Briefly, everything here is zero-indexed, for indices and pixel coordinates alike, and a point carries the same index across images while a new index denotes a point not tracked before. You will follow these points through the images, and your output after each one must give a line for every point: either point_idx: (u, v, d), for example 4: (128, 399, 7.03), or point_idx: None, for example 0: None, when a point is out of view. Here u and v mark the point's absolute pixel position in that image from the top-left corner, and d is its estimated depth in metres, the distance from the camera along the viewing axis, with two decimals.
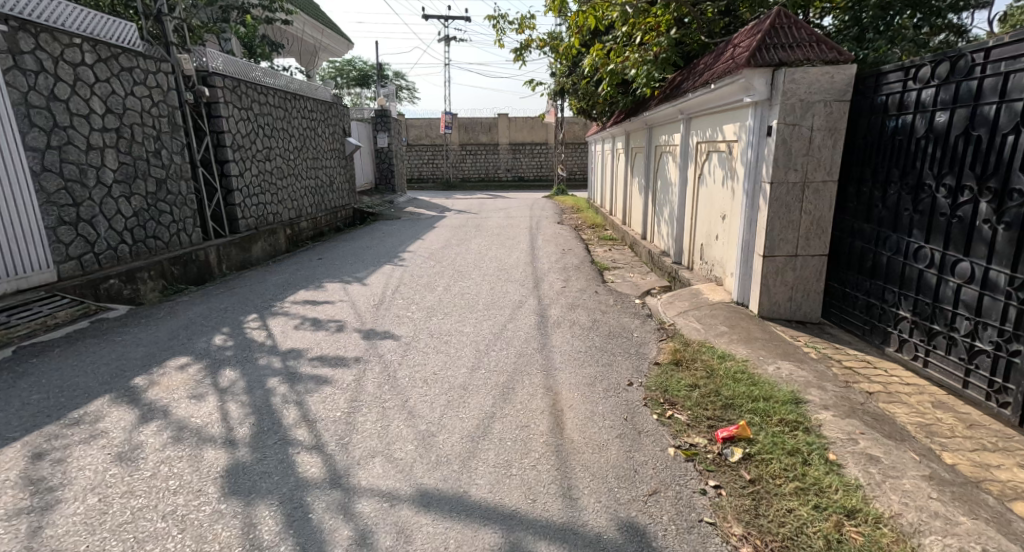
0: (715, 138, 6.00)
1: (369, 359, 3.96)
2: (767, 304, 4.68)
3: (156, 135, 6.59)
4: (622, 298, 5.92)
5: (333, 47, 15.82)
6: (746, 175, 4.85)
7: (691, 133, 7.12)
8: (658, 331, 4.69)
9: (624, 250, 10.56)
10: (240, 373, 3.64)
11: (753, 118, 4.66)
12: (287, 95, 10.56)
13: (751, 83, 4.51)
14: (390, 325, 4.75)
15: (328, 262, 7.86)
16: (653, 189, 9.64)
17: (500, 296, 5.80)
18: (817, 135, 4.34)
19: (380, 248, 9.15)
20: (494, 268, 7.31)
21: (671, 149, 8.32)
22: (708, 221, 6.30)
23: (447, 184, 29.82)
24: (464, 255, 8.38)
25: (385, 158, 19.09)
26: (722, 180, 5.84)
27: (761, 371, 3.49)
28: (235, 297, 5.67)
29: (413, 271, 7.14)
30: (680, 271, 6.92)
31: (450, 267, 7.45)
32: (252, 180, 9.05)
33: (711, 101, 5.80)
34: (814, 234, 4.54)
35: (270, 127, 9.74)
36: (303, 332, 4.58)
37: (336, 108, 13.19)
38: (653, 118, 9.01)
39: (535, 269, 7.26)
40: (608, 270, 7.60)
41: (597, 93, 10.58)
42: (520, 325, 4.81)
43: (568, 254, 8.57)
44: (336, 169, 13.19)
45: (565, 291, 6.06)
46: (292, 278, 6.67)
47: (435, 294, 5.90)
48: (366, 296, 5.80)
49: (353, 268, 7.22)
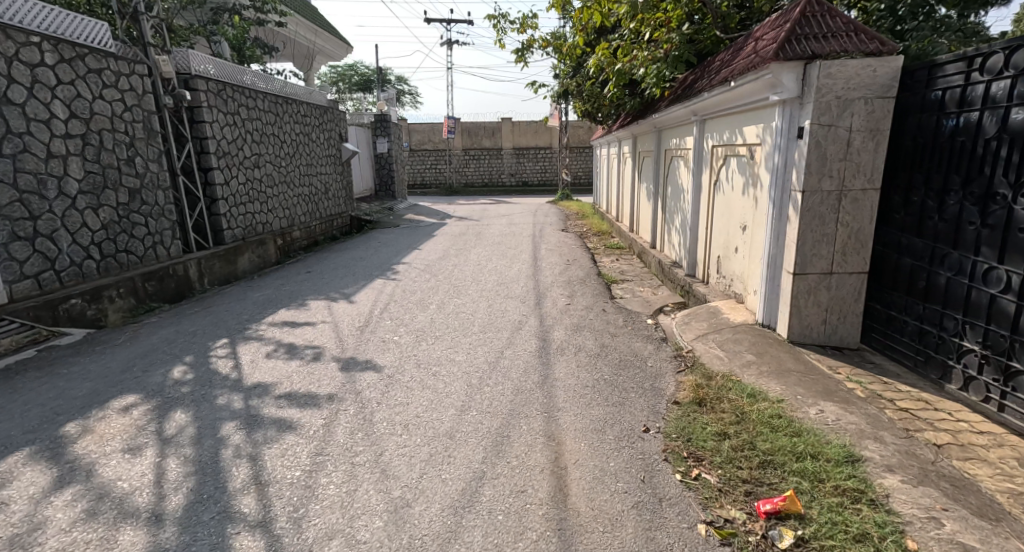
0: (734, 141, 5.47)
1: (345, 397, 3.47)
2: (797, 328, 4.15)
3: (130, 142, 6.12)
4: (633, 317, 5.38)
5: (330, 50, 15.37)
6: (772, 182, 4.33)
7: (706, 136, 6.61)
8: (676, 359, 4.15)
9: (632, 260, 10.05)
10: (192, 415, 3.14)
11: (781, 118, 4.14)
12: (278, 99, 10.11)
13: (779, 79, 3.99)
14: (374, 353, 4.26)
15: (319, 275, 7.41)
16: (662, 195, 9.14)
17: (498, 315, 5.31)
18: (855, 137, 3.81)
19: (375, 259, 8.69)
20: (493, 282, 6.80)
21: (683, 152, 7.81)
22: (726, 232, 5.78)
23: (450, 189, 29.37)
24: (462, 268, 7.88)
25: (384, 163, 18.64)
26: (742, 187, 5.31)
27: (801, 416, 2.95)
28: (208, 318, 5.18)
29: (407, 286, 6.65)
30: (694, 285, 6.40)
31: (446, 281, 6.95)
32: (240, 188, 8.60)
33: (731, 100, 5.28)
34: (852, 249, 4.01)
35: (259, 133, 9.29)
36: (276, 361, 4.09)
37: (332, 113, 12.76)
38: (662, 120, 8.50)
39: (537, 284, 6.74)
40: (616, 284, 7.08)
41: (603, 95, 10.09)
42: (519, 351, 4.31)
43: (573, 266, 8.04)
44: (331, 175, 12.74)
45: (570, 310, 5.54)
46: (275, 295, 6.18)
47: (428, 313, 5.41)
48: (351, 316, 5.31)
49: (342, 283, 6.74)
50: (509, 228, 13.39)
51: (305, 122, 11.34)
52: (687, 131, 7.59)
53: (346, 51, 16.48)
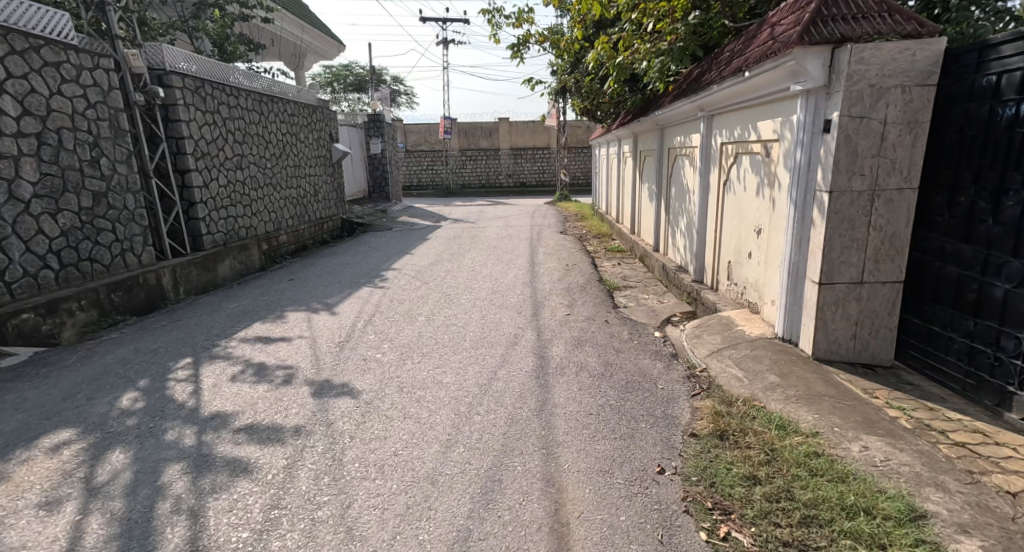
0: (748, 138, 5.05)
1: (314, 430, 3.03)
2: (823, 343, 3.73)
3: (94, 142, 5.71)
4: (638, 329, 4.96)
5: (321, 49, 14.94)
6: (795, 181, 3.90)
7: (714, 133, 6.21)
8: (689, 380, 3.71)
9: (634, 264, 9.63)
10: (133, 455, 2.71)
11: (805, 110, 3.72)
12: (263, 98, 9.68)
13: (803, 66, 3.57)
14: (352, 375, 3.82)
15: (303, 283, 6.97)
16: (666, 196, 8.73)
17: (492, 329, 4.87)
18: (890, 130, 3.39)
19: (363, 265, 8.23)
20: (488, 291, 6.37)
21: (688, 151, 7.41)
22: (740, 235, 5.36)
23: (447, 191, 28.94)
24: (455, 274, 7.45)
25: (379, 165, 18.19)
26: (758, 188, 4.89)
27: (842, 457, 2.50)
28: (174, 333, 4.73)
29: (395, 295, 6.21)
30: (703, 292, 5.98)
31: (437, 289, 6.51)
32: (221, 191, 8.18)
33: (744, 93, 4.87)
34: (885, 255, 3.58)
35: (243, 133, 8.87)
36: (240, 384, 3.66)
37: (321, 112, 12.33)
38: (666, 118, 8.09)
39: (534, 292, 6.31)
40: (619, 291, 6.66)
41: (603, 92, 9.71)
42: (514, 372, 3.87)
43: (573, 271, 7.61)
44: (321, 177, 12.30)
45: (570, 322, 5.10)
46: (253, 306, 5.75)
47: (415, 326, 4.97)
48: (331, 330, 4.87)
49: (326, 291, 6.31)
50: (505, 230, 12.95)
51: (293, 122, 10.90)
52: (692, 128, 7.19)
53: (337, 49, 16.03)
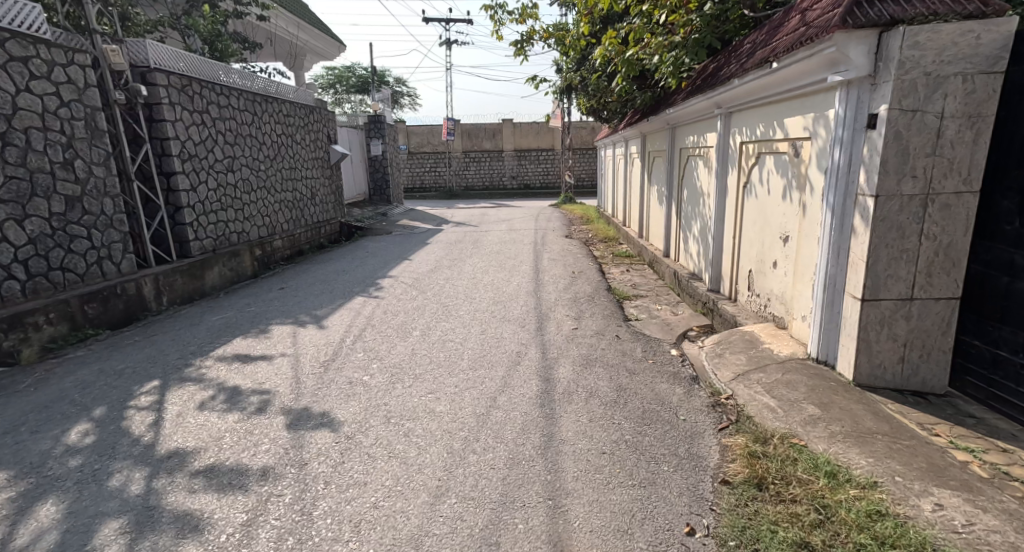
0: (774, 136, 4.63)
1: (284, 473, 2.61)
2: (866, 367, 3.30)
3: (68, 142, 5.32)
4: (652, 346, 4.52)
5: (319, 48, 14.59)
6: (832, 184, 3.47)
7: (732, 131, 5.79)
8: (714, 410, 3.29)
9: (643, 270, 9.20)
10: (67, 509, 2.31)
11: (845, 104, 3.30)
12: (256, 97, 9.31)
13: (844, 53, 3.14)
14: (334, 403, 3.41)
15: (294, 292, 6.57)
16: (677, 199, 8.31)
17: (492, 346, 4.45)
18: (948, 125, 3.00)
19: (359, 272, 7.84)
20: (488, 301, 5.95)
21: (702, 151, 6.99)
22: (763, 242, 4.94)
23: (450, 193, 28.56)
24: (455, 282, 7.03)
25: (379, 167, 17.83)
26: (785, 191, 4.47)
27: (912, 519, 2.13)
28: (145, 350, 4.33)
29: (389, 307, 5.81)
30: (721, 304, 5.56)
31: (435, 300, 6.09)
32: (210, 194, 7.80)
33: (770, 86, 4.45)
34: (939, 268, 3.17)
35: (235, 134, 8.50)
36: (208, 410, 3.24)
37: (318, 113, 11.98)
38: (678, 116, 7.68)
39: (539, 303, 5.89)
40: (629, 301, 6.23)
41: (610, 89, 9.31)
42: (516, 399, 3.45)
43: (579, 279, 7.18)
44: (319, 180, 11.93)
45: (577, 339, 4.68)
46: (236, 318, 5.35)
47: (408, 343, 4.56)
48: (317, 348, 4.47)
49: (316, 302, 5.91)
50: (508, 234, 12.53)
51: (289, 123, 10.54)
52: (707, 127, 6.77)
53: (337, 49, 15.68)
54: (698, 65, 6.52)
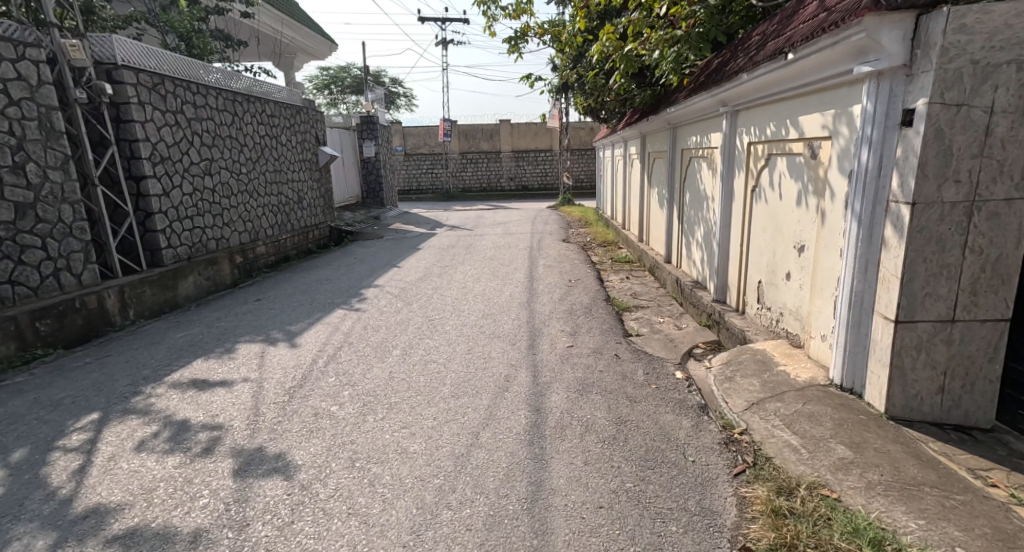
0: (787, 136, 4.24)
1: (217, 539, 2.20)
2: (900, 398, 2.90)
3: (18, 145, 4.91)
4: (654, 366, 4.12)
5: (309, 47, 14.19)
6: (857, 190, 3.08)
7: (739, 131, 5.40)
8: (727, 448, 2.87)
9: (643, 277, 8.81)
10: None
11: (873, 99, 2.90)
12: (237, 97, 8.90)
13: (875, 40, 2.75)
14: (292, 442, 3.00)
15: (270, 304, 6.17)
16: (679, 202, 7.92)
17: (478, 369, 4.05)
18: (996, 122, 2.62)
19: (344, 281, 7.43)
20: (477, 314, 5.54)
21: (706, 152, 6.60)
22: (775, 251, 4.54)
23: (446, 194, 28.14)
24: (444, 292, 6.62)
25: (372, 169, 17.43)
26: (799, 196, 4.08)
27: None
28: (94, 374, 3.92)
29: (370, 321, 5.40)
30: (728, 318, 5.17)
31: (420, 313, 5.68)
32: (185, 199, 7.39)
33: (784, 80, 4.05)
34: (986, 286, 2.78)
35: (213, 136, 8.10)
36: (146, 451, 2.83)
37: (306, 113, 11.58)
38: (679, 115, 7.29)
39: (532, 316, 5.48)
40: (628, 313, 5.83)
41: (609, 87, 8.92)
42: (501, 436, 3.04)
43: (576, 289, 6.77)
44: (306, 182, 11.52)
45: (572, 359, 4.27)
46: (203, 335, 4.94)
47: (386, 365, 4.15)
48: (284, 371, 4.06)
49: (293, 317, 5.51)
50: (503, 238, 12.14)
51: (273, 123, 10.14)
52: (711, 126, 6.39)
53: (328, 47, 15.29)
54: (702, 60, 6.14)
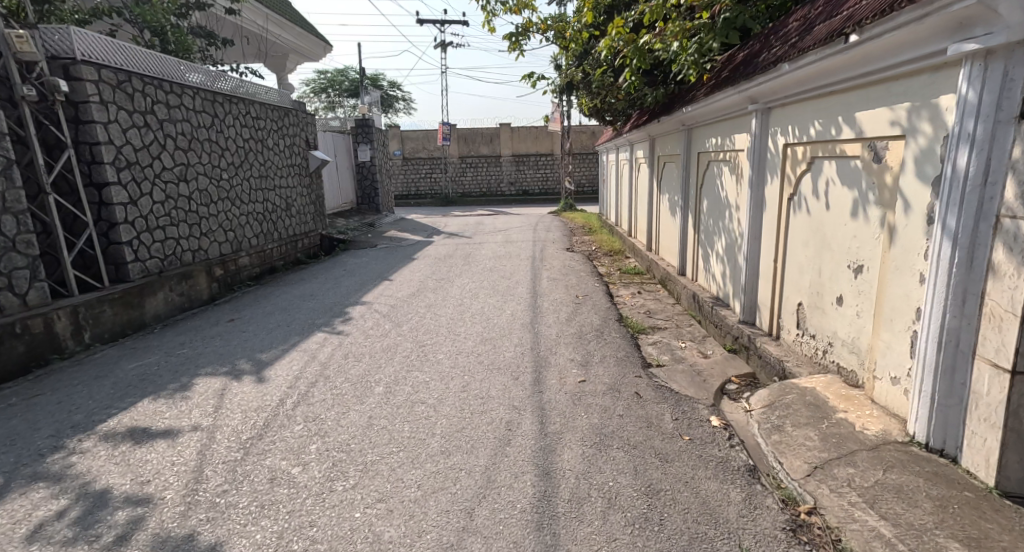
0: (839, 135, 3.62)
1: None
2: (1017, 469, 2.26)
3: None
4: (683, 409, 3.49)
5: (300, 48, 13.61)
6: (951, 200, 2.44)
7: (771, 131, 4.79)
8: (795, 538, 2.27)
9: (655, 290, 8.18)
10: None
11: (980, 85, 2.28)
12: (218, 97, 8.30)
13: (990, 8, 2.13)
14: (236, 524, 2.35)
15: (245, 325, 5.53)
16: (694, 210, 7.32)
17: (473, 415, 3.41)
18: None
19: (330, 297, 6.81)
20: (474, 340, 4.89)
21: (729, 156, 5.99)
22: (821, 270, 3.92)
23: (446, 200, 27.53)
24: (437, 312, 5.98)
25: (368, 174, 16.82)
26: (856, 205, 3.45)
27: None
28: (14, 420, 3.29)
29: (353, 348, 4.76)
30: (761, 344, 4.53)
31: (410, 337, 5.04)
32: (157, 207, 6.78)
33: (839, 69, 3.43)
34: None
35: (189, 138, 7.50)
36: (38, 544, 2.19)
37: (294, 115, 11.01)
38: (696, 115, 6.68)
39: (536, 343, 4.83)
40: (644, 336, 5.20)
41: (617, 86, 8.33)
42: (502, 517, 2.40)
43: (585, 307, 6.11)
44: (295, 189, 10.93)
45: (584, 401, 3.62)
46: (160, 364, 4.31)
47: (364, 408, 3.51)
48: (244, 413, 3.41)
49: (267, 342, 4.88)
50: (503, 247, 11.50)
51: (258, 126, 9.54)
52: (734, 127, 5.78)
53: (321, 48, 14.72)
54: (730, 53, 5.54)
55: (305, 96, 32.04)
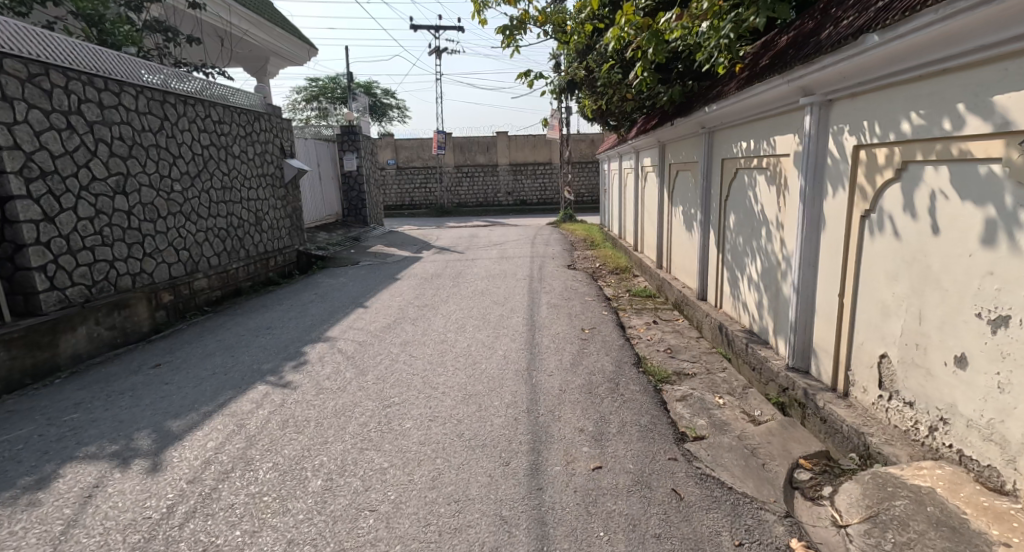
0: (954, 133, 2.63)
1: None
2: None
3: None
4: (746, 528, 2.45)
5: (280, 51, 12.65)
6: None
7: (832, 131, 3.77)
8: None
9: (670, 315, 7.16)
10: None
11: None
12: (168, 97, 7.31)
13: None
14: None
15: (172, 372, 4.44)
16: (718, 226, 6.29)
17: (443, 541, 2.34)
18: None
19: (290, 331, 5.75)
20: (453, 399, 3.83)
21: (765, 162, 4.98)
22: (921, 314, 2.88)
23: (441, 210, 26.50)
24: (414, 353, 4.90)
25: (354, 185, 15.81)
26: (990, 228, 2.46)
27: None
28: None
29: (297, 412, 3.69)
30: (828, 405, 3.49)
31: (373, 394, 3.98)
32: (84, 224, 5.76)
33: (970, 32, 2.43)
34: None
35: (129, 144, 6.51)
36: None
37: (265, 120, 9.98)
38: (721, 115, 5.69)
39: (533, 403, 3.77)
40: (671, 390, 4.15)
41: (626, 84, 7.34)
42: None
43: (593, 346, 5.04)
44: (266, 201, 9.89)
45: (602, 509, 2.56)
46: (32, 438, 3.24)
47: (285, 525, 2.44)
48: (103, 537, 2.35)
49: (188, 402, 3.80)
50: (497, 264, 10.46)
51: (220, 130, 8.53)
52: (774, 127, 4.76)
53: (304, 51, 13.75)
54: (781, 37, 4.51)
55: (297, 104, 31.10)
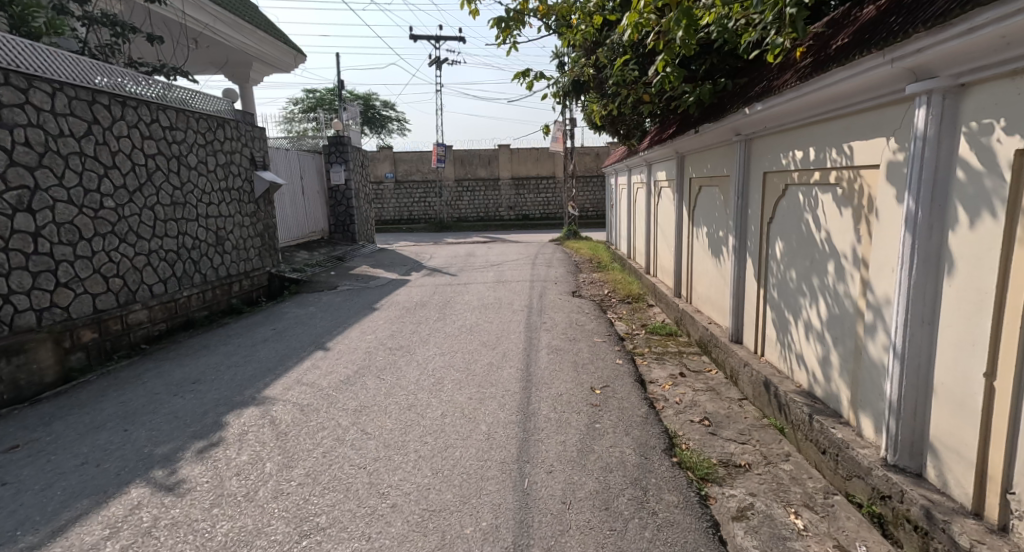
0: None
1: None
2: None
3: None
4: None
5: (260, 55, 11.52)
6: None
7: (961, 129, 2.58)
8: None
9: (696, 359, 5.91)
10: None
11: None
12: (101, 96, 6.19)
13: None
14: None
15: (23, 462, 3.21)
16: (757, 254, 5.07)
17: None
18: None
19: (220, 388, 4.51)
20: (403, 524, 2.61)
21: (833, 175, 3.77)
22: None
23: (440, 225, 25.35)
24: (367, 429, 3.65)
25: (342, 200, 14.68)
26: None
27: None
28: None
29: (167, 542, 2.47)
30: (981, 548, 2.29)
31: (290, 507, 2.75)
32: None
33: None
34: None
35: (39, 151, 5.38)
36: None
37: (230, 127, 8.83)
38: (765, 117, 4.49)
39: (522, 534, 2.54)
40: (722, 500, 2.91)
41: (643, 82, 6.16)
42: None
43: (607, 420, 3.78)
44: (231, 217, 8.70)
45: None
46: None
47: None
48: None
49: (10, 526, 2.58)
50: (493, 291, 9.23)
51: (173, 137, 7.40)
52: (846, 129, 3.56)
53: (288, 55, 12.67)
54: (868, 10, 3.33)
55: (294, 116, 30.09)
